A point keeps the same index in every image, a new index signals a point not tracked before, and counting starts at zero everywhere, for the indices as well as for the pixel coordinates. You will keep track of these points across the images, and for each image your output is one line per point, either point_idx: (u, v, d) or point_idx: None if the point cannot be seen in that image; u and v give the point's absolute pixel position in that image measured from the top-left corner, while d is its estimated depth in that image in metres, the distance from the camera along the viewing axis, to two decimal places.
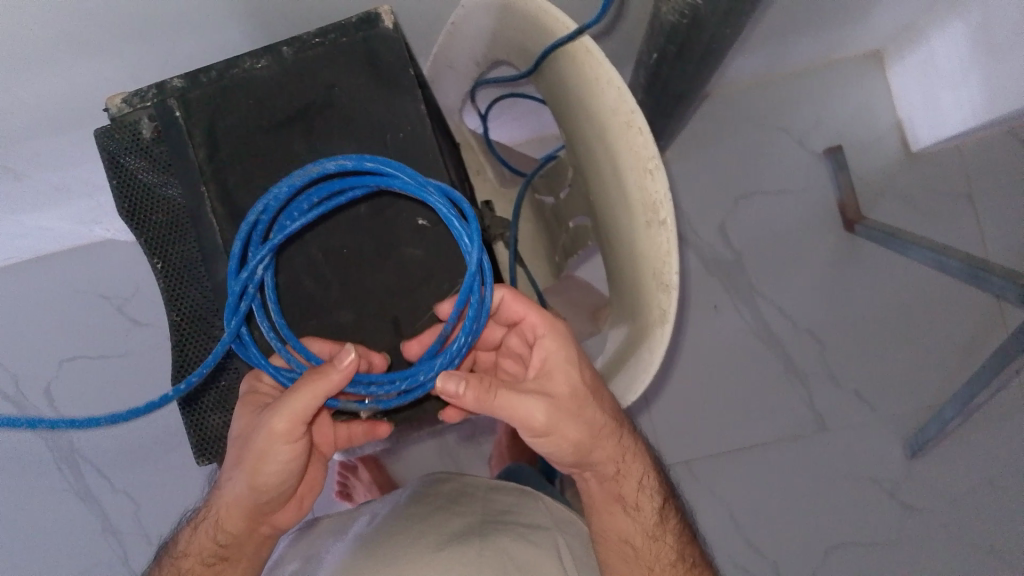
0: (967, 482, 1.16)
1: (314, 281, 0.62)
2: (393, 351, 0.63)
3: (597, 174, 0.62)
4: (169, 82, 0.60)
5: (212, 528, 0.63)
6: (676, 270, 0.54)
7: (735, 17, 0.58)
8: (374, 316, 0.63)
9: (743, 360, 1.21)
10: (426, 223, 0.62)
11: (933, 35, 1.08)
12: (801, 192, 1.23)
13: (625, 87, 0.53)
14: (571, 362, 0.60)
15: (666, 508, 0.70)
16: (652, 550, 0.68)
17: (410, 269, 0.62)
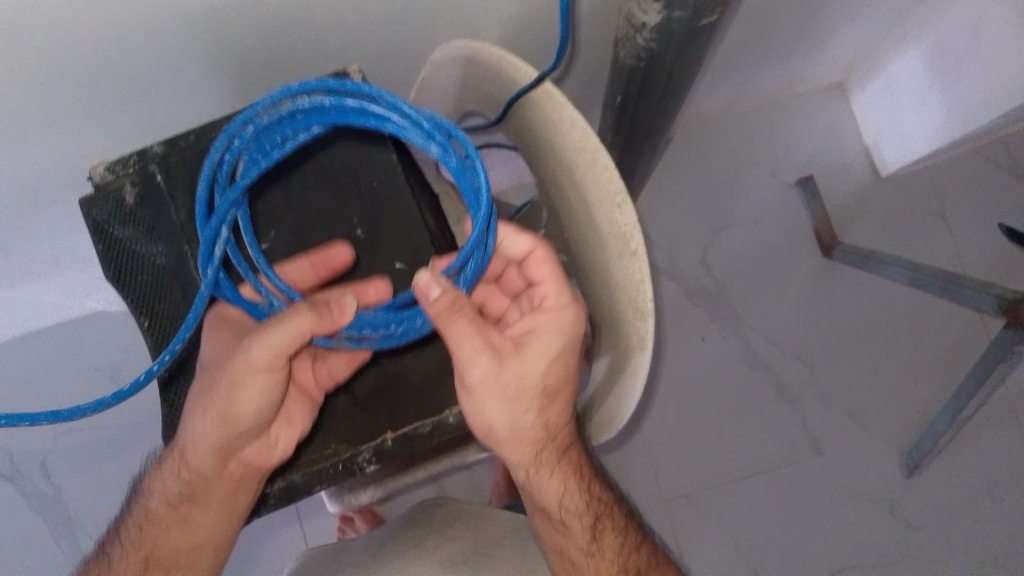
0: (964, 496, 1.17)
1: None
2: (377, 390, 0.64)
3: (568, 214, 0.65)
4: (150, 148, 0.62)
5: (175, 470, 0.62)
6: (651, 296, 0.55)
7: (689, 56, 0.61)
8: None
9: (734, 388, 1.22)
10: (403, 265, 0.65)
11: (892, 60, 1.12)
12: (777, 221, 1.26)
13: (587, 126, 0.56)
14: (546, 350, 0.60)
15: (599, 527, 0.67)
16: (588, 564, 0.67)
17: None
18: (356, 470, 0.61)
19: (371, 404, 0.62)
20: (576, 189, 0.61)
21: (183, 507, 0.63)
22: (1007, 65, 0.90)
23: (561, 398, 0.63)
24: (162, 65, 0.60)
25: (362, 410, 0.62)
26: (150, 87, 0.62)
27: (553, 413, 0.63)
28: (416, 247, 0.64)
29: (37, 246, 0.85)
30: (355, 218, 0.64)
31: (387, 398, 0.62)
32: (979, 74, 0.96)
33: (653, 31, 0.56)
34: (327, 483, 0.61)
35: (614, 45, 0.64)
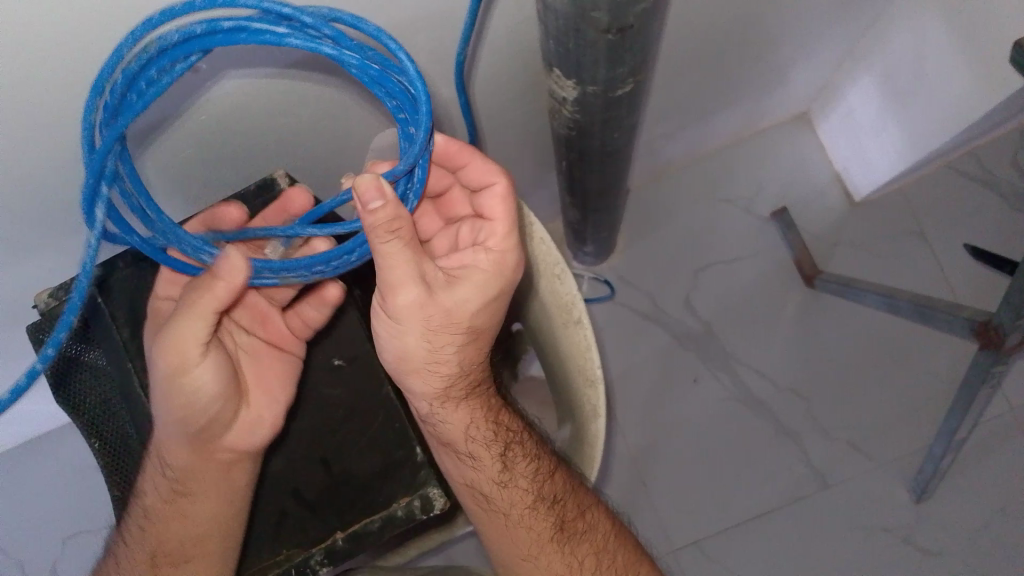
0: (979, 516, 1.14)
1: None
2: (326, 491, 0.62)
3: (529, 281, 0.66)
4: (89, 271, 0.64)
5: (156, 476, 0.61)
6: (599, 364, 0.55)
7: (617, 122, 0.62)
8: (305, 457, 0.63)
9: (731, 427, 1.21)
10: (340, 362, 0.65)
11: (848, 91, 1.14)
12: (757, 257, 1.26)
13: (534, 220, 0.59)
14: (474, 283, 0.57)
15: (512, 457, 0.65)
16: (504, 497, 0.65)
17: (334, 408, 0.64)
18: (308, 573, 0.61)
19: (320, 508, 0.62)
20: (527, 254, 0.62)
21: (177, 502, 0.62)
22: (953, 88, 0.91)
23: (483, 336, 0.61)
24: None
25: (313, 513, 0.62)
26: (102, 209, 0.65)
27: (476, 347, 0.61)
28: (356, 344, 0.66)
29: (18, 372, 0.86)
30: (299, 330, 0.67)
31: (338, 500, 0.62)
32: (928, 98, 0.97)
33: (573, 104, 0.57)
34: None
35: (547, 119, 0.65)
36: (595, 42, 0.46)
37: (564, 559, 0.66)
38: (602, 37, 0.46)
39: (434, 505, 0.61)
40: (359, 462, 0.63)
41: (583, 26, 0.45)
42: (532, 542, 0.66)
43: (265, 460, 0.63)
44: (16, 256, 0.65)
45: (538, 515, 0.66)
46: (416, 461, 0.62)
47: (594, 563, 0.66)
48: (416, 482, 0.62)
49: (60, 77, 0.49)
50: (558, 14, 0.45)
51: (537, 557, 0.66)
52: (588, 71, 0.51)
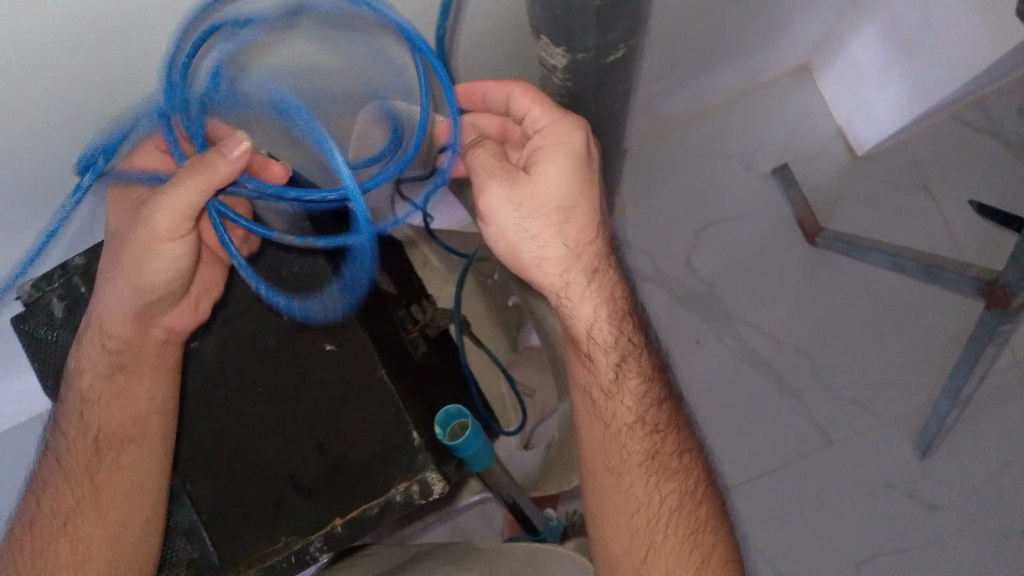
0: (983, 470, 1.14)
1: (235, 420, 0.61)
2: (324, 479, 0.61)
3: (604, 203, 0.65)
4: (72, 259, 0.63)
5: (95, 360, 0.62)
6: None
7: (611, 89, 0.60)
8: (299, 445, 0.61)
9: (734, 387, 1.21)
10: (333, 346, 0.63)
11: (851, 41, 1.11)
12: (758, 215, 1.24)
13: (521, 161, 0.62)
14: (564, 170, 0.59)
15: (626, 369, 0.67)
16: (608, 406, 0.67)
17: (328, 392, 0.62)
18: (308, 560, 0.60)
19: (319, 492, 0.61)
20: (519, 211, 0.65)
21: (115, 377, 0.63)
22: (962, 38, 0.89)
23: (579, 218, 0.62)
24: (88, 166, 0.61)
25: (310, 500, 0.61)
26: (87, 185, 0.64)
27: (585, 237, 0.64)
28: (346, 327, 0.63)
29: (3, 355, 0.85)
30: (280, 300, 0.64)
31: (336, 487, 0.61)
32: (936, 51, 0.94)
33: (565, 72, 0.55)
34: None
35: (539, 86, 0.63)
36: (585, 8, 0.45)
37: (645, 487, 0.65)
38: (593, 3, 0.44)
39: (434, 489, 0.60)
40: (357, 450, 0.61)
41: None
42: (623, 458, 0.66)
43: (259, 445, 0.61)
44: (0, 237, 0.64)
45: (635, 435, 0.66)
46: (413, 445, 0.61)
47: (676, 502, 0.65)
48: (415, 465, 0.61)
49: (32, 55, 0.47)
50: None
51: (622, 475, 0.65)
52: (580, 38, 0.49)
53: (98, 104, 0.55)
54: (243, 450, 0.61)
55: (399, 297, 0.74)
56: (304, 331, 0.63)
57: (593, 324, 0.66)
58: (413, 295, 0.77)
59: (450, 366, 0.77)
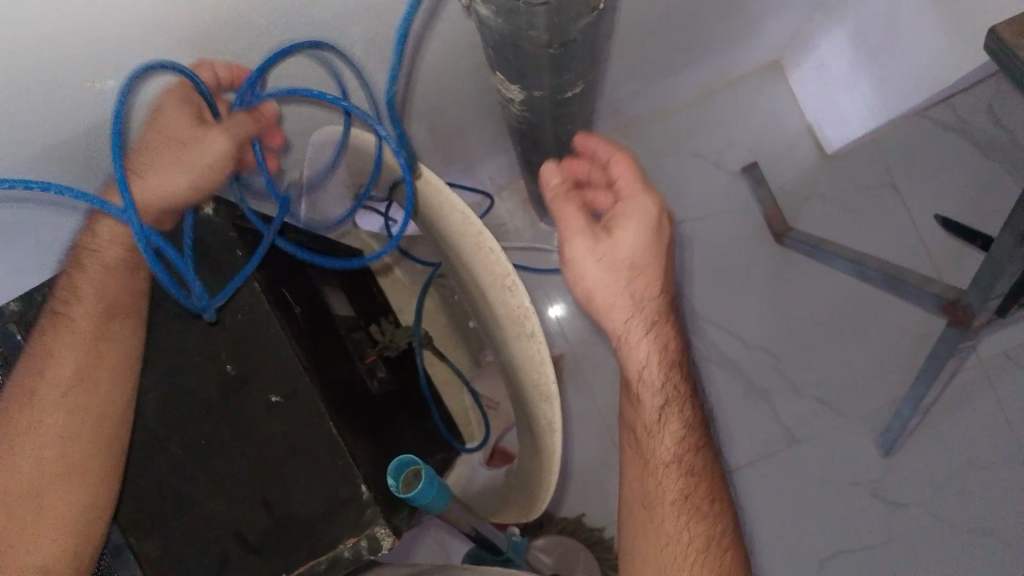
0: (945, 468, 1.15)
1: (178, 476, 0.56)
2: (267, 539, 0.55)
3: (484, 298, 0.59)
4: (8, 305, 0.60)
5: (99, 250, 0.60)
6: (553, 379, 0.53)
7: (569, 118, 0.58)
8: (243, 502, 0.55)
9: (701, 386, 1.21)
10: (279, 398, 0.56)
11: (820, 41, 1.09)
12: (728, 214, 1.23)
13: (464, 206, 0.54)
14: (641, 231, 0.58)
15: (669, 412, 0.64)
16: (654, 445, 0.66)
17: (272, 447, 0.56)
18: None
19: (267, 550, 0.55)
20: (467, 262, 0.58)
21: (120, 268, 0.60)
22: (928, 47, 0.88)
23: (652, 278, 0.60)
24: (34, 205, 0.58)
25: (256, 558, 0.55)
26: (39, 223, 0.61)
27: (640, 292, 0.60)
28: (293, 376, 0.56)
29: None
30: (221, 349, 0.58)
31: (287, 545, 0.54)
32: (902, 57, 0.93)
33: (521, 105, 0.53)
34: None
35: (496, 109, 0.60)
36: (534, 56, 0.43)
37: (677, 522, 0.65)
38: (543, 51, 0.42)
39: (382, 546, 0.53)
40: (306, 513, 0.55)
41: (519, 42, 0.41)
42: (657, 493, 0.66)
43: (201, 502, 0.56)
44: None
45: (670, 474, 0.66)
46: (361, 499, 0.54)
47: (703, 544, 0.65)
48: (362, 520, 0.54)
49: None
50: (493, 30, 0.41)
51: (653, 509, 0.66)
52: (533, 78, 0.47)
53: (43, 142, 0.51)
54: (185, 506, 0.56)
55: (357, 316, 0.74)
56: (246, 383, 0.57)
57: (646, 368, 0.62)
58: (370, 315, 0.78)
59: (410, 386, 0.76)
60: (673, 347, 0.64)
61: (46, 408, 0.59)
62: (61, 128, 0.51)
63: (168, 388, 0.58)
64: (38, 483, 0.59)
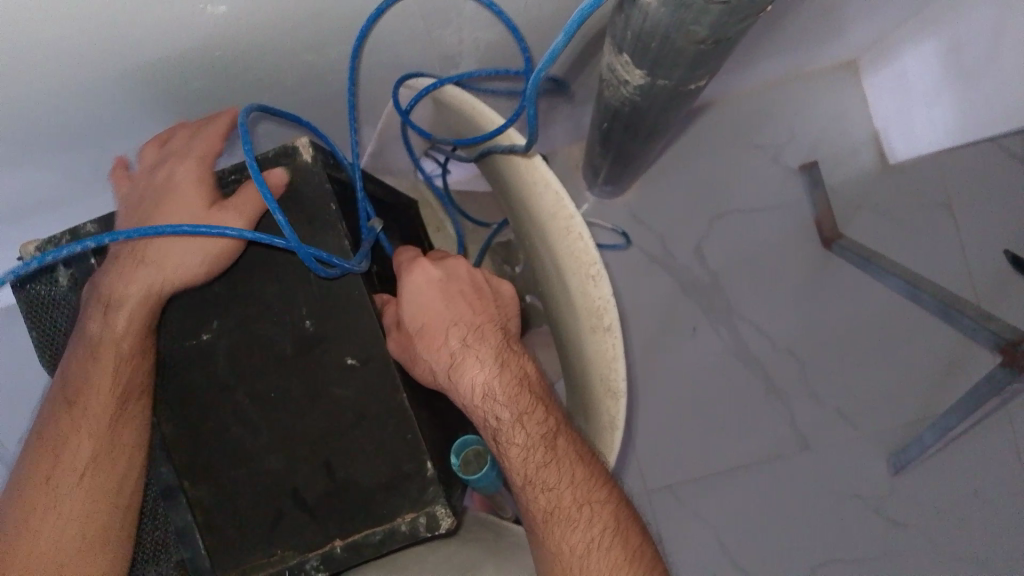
0: (951, 494, 1.15)
1: (241, 426, 0.52)
2: (327, 501, 0.51)
3: (559, 281, 0.56)
4: (82, 227, 0.58)
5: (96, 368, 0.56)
6: (624, 379, 0.51)
7: (677, 107, 0.55)
8: (307, 462, 0.51)
9: (722, 380, 1.20)
10: (354, 360, 0.52)
11: (905, 51, 1.05)
12: (778, 211, 1.21)
13: (563, 190, 0.51)
14: (429, 286, 0.56)
15: (504, 443, 0.52)
16: (539, 501, 0.54)
17: (339, 413, 0.52)
18: None
19: (323, 515, 0.51)
20: (545, 242, 0.56)
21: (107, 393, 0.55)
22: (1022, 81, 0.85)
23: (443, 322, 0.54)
24: (107, 117, 0.56)
25: (309, 517, 0.51)
26: (101, 143, 0.59)
27: (471, 325, 0.54)
28: (370, 341, 0.52)
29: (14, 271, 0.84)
30: (303, 306, 0.52)
31: (344, 510, 0.51)
32: (995, 84, 0.90)
33: (636, 88, 0.50)
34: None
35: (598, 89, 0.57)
36: (683, 50, 0.40)
37: (588, 547, 0.54)
38: (693, 46, 0.40)
39: (441, 526, 0.49)
40: (372, 484, 0.51)
41: (674, 35, 0.39)
42: (560, 549, 0.54)
43: (261, 456, 0.52)
44: (32, 183, 0.61)
45: (573, 524, 0.54)
46: (425, 476, 0.50)
47: (624, 560, 0.54)
48: (423, 496, 0.50)
49: (70, 14, 0.42)
50: (650, 17, 0.38)
51: (586, 558, 0.53)
52: (666, 69, 0.45)
53: (132, 58, 0.49)
54: (246, 459, 0.52)
55: None
56: (319, 345, 0.52)
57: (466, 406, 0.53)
58: None
59: None
60: (513, 376, 0.53)
61: (76, 472, 0.57)
62: (157, 47, 0.49)
63: (234, 337, 0.53)
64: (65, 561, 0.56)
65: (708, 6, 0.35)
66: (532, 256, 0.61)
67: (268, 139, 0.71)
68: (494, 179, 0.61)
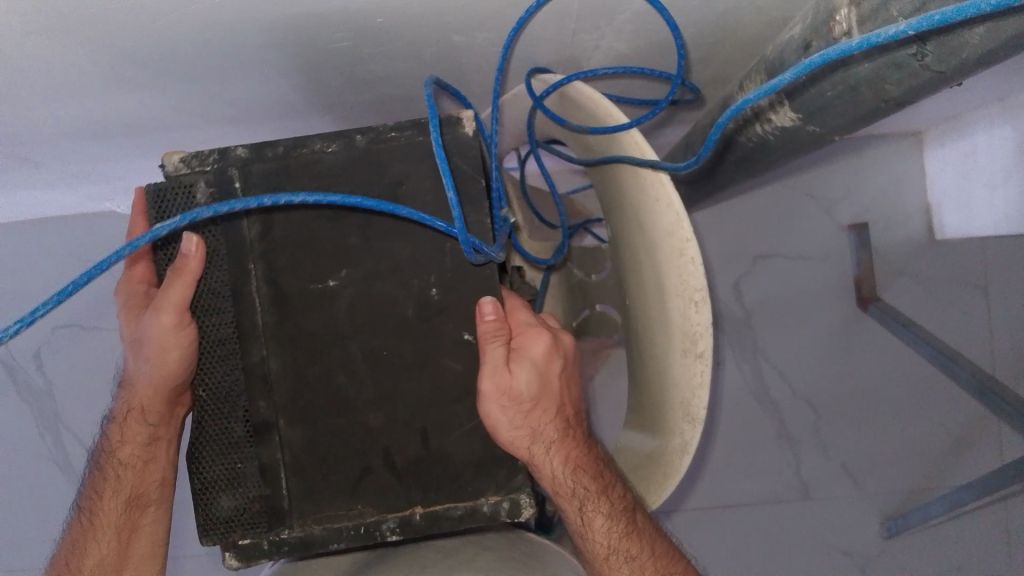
0: (936, 566, 1.19)
1: (346, 376, 0.53)
2: (417, 466, 0.52)
3: (661, 296, 0.57)
4: (234, 149, 0.54)
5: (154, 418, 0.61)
6: (706, 408, 0.52)
7: (803, 146, 0.62)
8: (403, 424, 0.52)
9: (737, 418, 1.21)
10: (471, 337, 0.52)
11: (977, 131, 1.07)
12: (821, 263, 1.22)
13: (685, 212, 0.51)
14: (523, 350, 0.52)
15: (590, 514, 0.56)
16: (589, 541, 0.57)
17: (447, 385, 0.52)
18: (377, 538, 0.52)
19: (410, 480, 0.52)
20: (657, 256, 0.56)
21: (150, 444, 0.61)
22: None
23: (548, 406, 0.54)
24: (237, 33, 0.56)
25: (395, 480, 0.52)
26: (220, 57, 0.60)
27: (552, 390, 0.54)
28: None
29: (65, 163, 0.82)
30: (432, 275, 0.53)
31: (430, 480, 0.52)
32: None
33: (777, 131, 0.60)
34: (345, 545, 0.52)
35: (728, 130, 0.65)
36: (866, 102, 0.51)
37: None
38: (875, 101, 0.51)
39: (524, 515, 0.51)
40: (462, 456, 0.52)
41: (867, 88, 0.49)
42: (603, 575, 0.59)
43: (362, 409, 0.52)
44: (133, 64, 0.59)
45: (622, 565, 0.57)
46: (516, 460, 0.52)
47: None
48: (509, 483, 0.52)
49: None
50: (854, 73, 0.49)
51: None
52: (830, 117, 0.55)
53: None
54: (344, 409, 0.52)
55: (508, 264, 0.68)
56: (440, 317, 0.53)
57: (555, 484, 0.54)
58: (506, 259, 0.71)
59: None
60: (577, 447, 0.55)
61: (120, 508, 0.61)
62: None
63: (362, 290, 0.53)
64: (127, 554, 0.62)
65: (923, 70, 0.45)
66: (632, 263, 0.61)
67: (368, 92, 0.70)
68: (611, 184, 0.61)
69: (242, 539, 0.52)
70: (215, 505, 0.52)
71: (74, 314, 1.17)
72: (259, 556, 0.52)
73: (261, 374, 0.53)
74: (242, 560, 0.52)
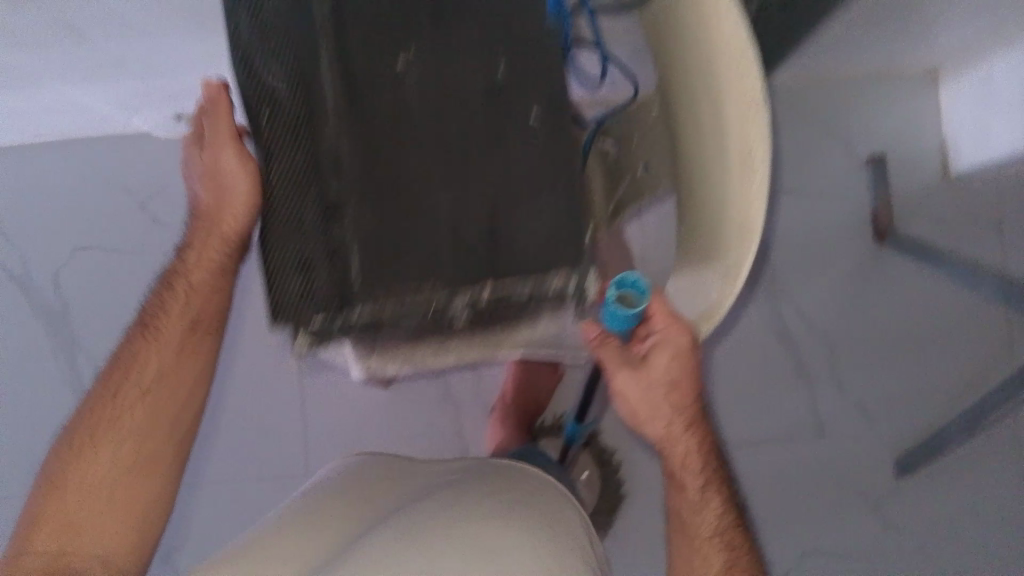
0: (950, 502, 1.19)
1: (417, 161, 0.54)
2: (486, 242, 0.54)
3: (713, 122, 0.57)
4: None
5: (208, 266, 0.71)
6: (762, 215, 0.52)
7: None
8: (471, 203, 0.54)
9: (755, 352, 1.21)
10: (539, 116, 0.55)
11: (995, 60, 1.09)
12: (839, 200, 1.23)
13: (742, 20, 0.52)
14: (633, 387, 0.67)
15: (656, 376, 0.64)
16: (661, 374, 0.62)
17: (517, 166, 0.54)
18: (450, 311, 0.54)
19: (481, 254, 0.54)
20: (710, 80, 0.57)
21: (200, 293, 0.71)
22: None
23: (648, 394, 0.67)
24: None
25: (464, 256, 0.54)
26: None
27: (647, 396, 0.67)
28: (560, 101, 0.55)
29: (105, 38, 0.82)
30: (501, 60, 0.55)
31: (501, 253, 0.54)
32: None
33: None
34: (414, 324, 0.54)
35: None
36: None
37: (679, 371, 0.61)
38: None
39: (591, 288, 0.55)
40: (531, 233, 0.54)
41: None
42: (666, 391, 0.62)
43: (434, 189, 0.54)
44: None
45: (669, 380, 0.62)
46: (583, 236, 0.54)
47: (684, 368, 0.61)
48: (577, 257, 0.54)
49: None
50: None
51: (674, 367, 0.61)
52: None
53: None
54: (416, 191, 0.54)
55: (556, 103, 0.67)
56: (509, 97, 0.55)
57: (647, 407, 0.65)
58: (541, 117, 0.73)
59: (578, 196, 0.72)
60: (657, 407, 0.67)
61: (159, 365, 0.71)
62: None
63: (433, 77, 0.55)
64: (151, 419, 0.71)
65: None
66: (687, 97, 0.61)
67: None
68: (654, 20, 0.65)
69: (312, 319, 0.53)
70: (283, 288, 0.54)
71: (91, 235, 1.17)
72: (330, 338, 0.54)
73: (333, 158, 0.54)
74: (314, 343, 0.54)
